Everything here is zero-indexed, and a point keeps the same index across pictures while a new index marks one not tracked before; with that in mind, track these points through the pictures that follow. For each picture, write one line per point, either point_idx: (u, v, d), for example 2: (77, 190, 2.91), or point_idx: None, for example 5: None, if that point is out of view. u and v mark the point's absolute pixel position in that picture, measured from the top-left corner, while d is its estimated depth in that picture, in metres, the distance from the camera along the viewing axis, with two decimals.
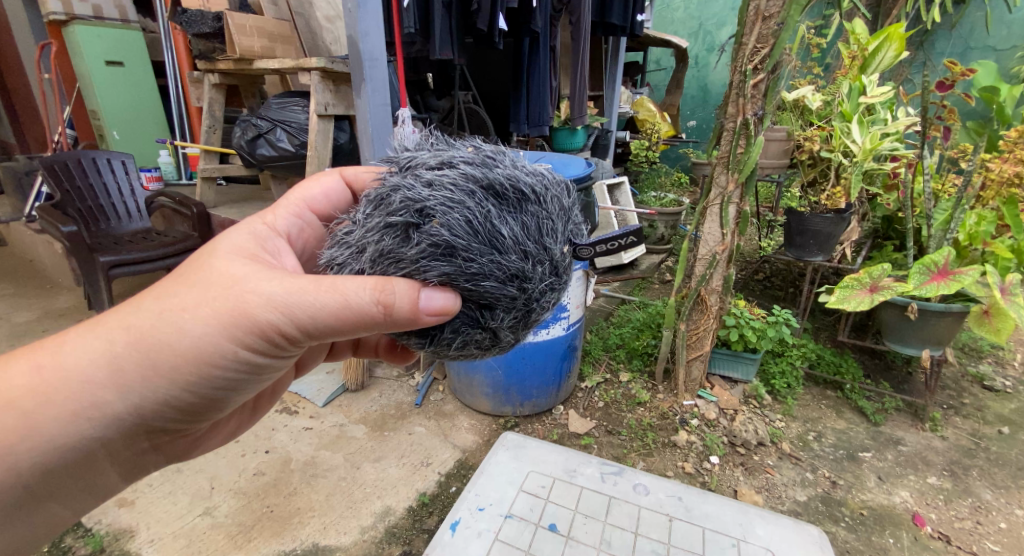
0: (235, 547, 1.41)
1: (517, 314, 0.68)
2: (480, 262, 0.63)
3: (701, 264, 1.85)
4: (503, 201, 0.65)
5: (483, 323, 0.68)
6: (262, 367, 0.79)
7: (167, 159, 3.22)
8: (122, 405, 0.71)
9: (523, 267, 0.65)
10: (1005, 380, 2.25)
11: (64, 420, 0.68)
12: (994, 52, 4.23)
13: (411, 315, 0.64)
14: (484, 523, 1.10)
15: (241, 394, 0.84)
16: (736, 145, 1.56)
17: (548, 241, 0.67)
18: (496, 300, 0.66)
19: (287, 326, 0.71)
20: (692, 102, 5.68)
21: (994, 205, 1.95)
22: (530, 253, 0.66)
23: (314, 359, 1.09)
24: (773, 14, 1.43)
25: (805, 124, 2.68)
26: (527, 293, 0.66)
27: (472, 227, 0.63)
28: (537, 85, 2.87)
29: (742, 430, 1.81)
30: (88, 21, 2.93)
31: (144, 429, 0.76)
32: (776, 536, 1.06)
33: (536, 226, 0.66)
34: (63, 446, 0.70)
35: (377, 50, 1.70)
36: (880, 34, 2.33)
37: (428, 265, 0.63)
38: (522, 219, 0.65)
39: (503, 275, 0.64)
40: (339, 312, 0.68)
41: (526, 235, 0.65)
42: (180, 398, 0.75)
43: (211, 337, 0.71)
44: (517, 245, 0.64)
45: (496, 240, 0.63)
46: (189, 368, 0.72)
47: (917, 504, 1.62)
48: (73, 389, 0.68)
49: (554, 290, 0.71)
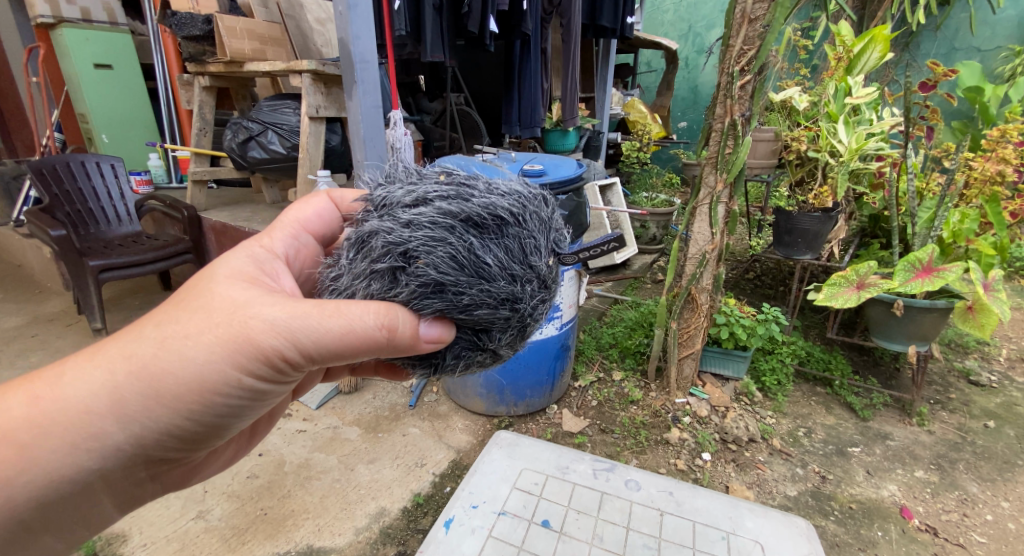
0: (228, 551, 1.41)
1: (513, 332, 0.70)
2: (470, 294, 0.65)
3: (690, 264, 1.87)
4: (481, 230, 0.65)
5: (480, 343, 0.71)
6: (265, 391, 0.80)
7: (157, 162, 3.20)
8: (121, 434, 0.71)
9: (513, 290, 0.66)
10: (991, 374, 2.29)
11: (63, 451, 0.68)
12: (978, 53, 4.30)
13: (414, 342, 0.66)
14: (477, 521, 1.10)
15: (245, 418, 0.84)
16: (725, 145, 1.58)
17: (532, 259, 0.68)
18: (491, 324, 0.68)
19: (290, 351, 0.71)
20: (682, 104, 5.73)
21: (977, 203, 1.98)
22: (518, 274, 0.67)
23: (310, 380, 1.06)
24: (759, 16, 1.45)
25: (793, 124, 2.71)
26: (520, 312, 0.68)
27: (457, 262, 0.64)
28: (529, 87, 2.89)
29: (734, 427, 1.84)
30: (77, 24, 2.92)
31: (144, 458, 0.76)
32: (766, 529, 1.08)
33: (519, 248, 0.67)
34: (59, 478, 0.69)
35: (368, 52, 1.71)
36: (865, 36, 2.36)
37: (420, 303, 0.65)
38: (503, 244, 0.66)
39: (495, 302, 0.66)
40: (342, 337, 0.68)
41: (511, 258, 0.66)
42: (183, 427, 0.75)
43: (215, 363, 0.71)
44: (503, 270, 0.65)
45: (481, 271, 0.64)
46: (191, 396, 0.72)
47: (904, 497, 1.64)
48: (72, 420, 0.68)
49: (546, 301, 0.73)
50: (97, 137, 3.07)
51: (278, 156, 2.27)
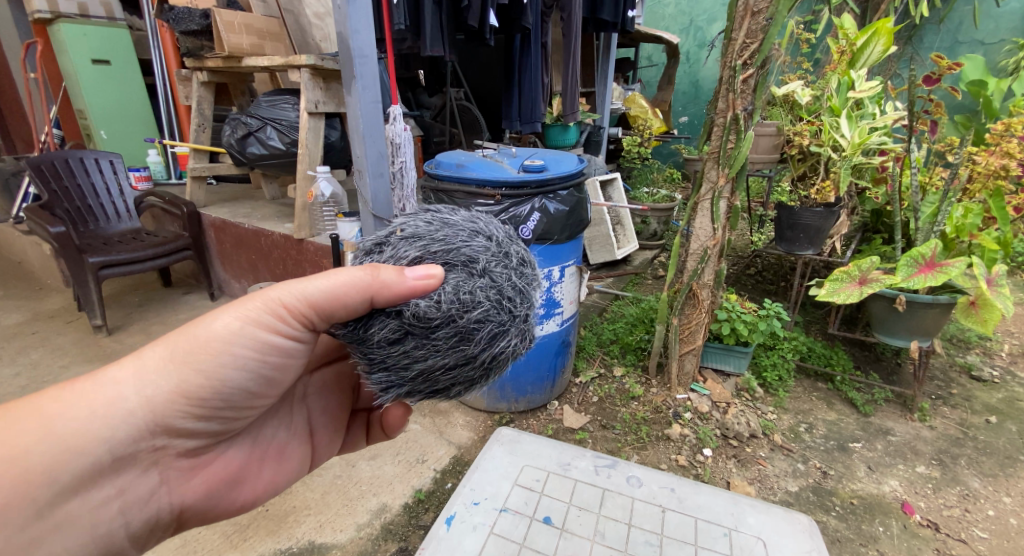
0: (230, 547, 1.41)
1: (501, 261, 0.70)
2: (442, 234, 0.71)
3: (693, 259, 1.84)
4: (439, 209, 0.78)
5: (474, 272, 0.67)
6: (284, 359, 0.79)
7: (156, 158, 3.19)
8: (136, 398, 0.71)
9: (478, 226, 0.73)
10: (992, 369, 2.29)
11: (82, 416, 0.68)
12: (982, 46, 4.27)
13: (399, 278, 0.65)
14: (479, 517, 1.10)
15: (261, 396, 0.82)
16: (727, 140, 1.57)
17: (487, 215, 0.77)
18: (474, 253, 0.69)
19: (297, 303, 0.74)
20: (684, 98, 5.71)
21: (981, 198, 1.96)
22: (480, 221, 0.75)
23: (329, 447, 1.04)
24: (762, 10, 1.43)
25: (794, 119, 2.66)
26: (494, 241, 0.71)
27: (426, 221, 0.74)
28: (529, 82, 2.87)
29: (735, 423, 1.83)
30: (74, 19, 2.89)
31: (158, 430, 0.73)
32: (767, 526, 1.07)
33: (477, 212, 0.78)
34: (75, 448, 0.67)
35: (366, 46, 1.69)
36: (868, 30, 2.34)
37: (405, 254, 0.69)
38: (463, 209, 0.77)
39: (466, 234, 0.71)
40: (332, 289, 0.68)
41: (471, 215, 0.76)
42: (198, 391, 0.74)
43: (231, 323, 0.74)
44: (466, 218, 0.74)
45: (446, 222, 0.73)
46: (206, 350, 0.73)
47: (906, 492, 1.64)
48: (93, 389, 0.69)
49: (522, 248, 0.75)
50: (96, 133, 3.06)
51: (278, 152, 2.26)
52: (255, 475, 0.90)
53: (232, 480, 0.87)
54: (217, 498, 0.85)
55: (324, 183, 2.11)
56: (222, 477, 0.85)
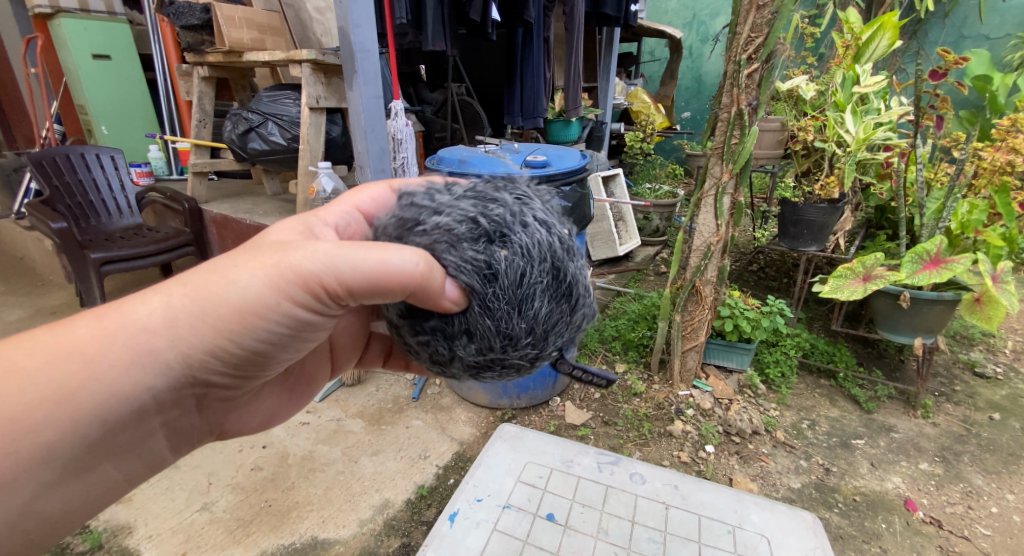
0: (234, 542, 1.41)
1: (479, 364, 0.66)
2: (506, 300, 0.62)
3: (695, 256, 1.84)
4: (557, 283, 0.65)
5: (459, 335, 0.65)
6: (315, 327, 0.75)
7: (157, 154, 3.14)
8: (172, 351, 0.66)
9: (520, 337, 0.64)
10: (996, 366, 2.29)
11: (120, 367, 0.64)
12: (987, 41, 4.24)
13: (434, 289, 0.62)
14: (482, 514, 1.10)
15: (291, 355, 0.79)
16: (731, 135, 1.55)
17: (554, 336, 0.66)
18: (480, 337, 0.64)
19: (334, 282, 0.67)
20: (687, 93, 5.68)
21: (987, 193, 1.92)
22: (535, 337, 0.64)
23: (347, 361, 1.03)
24: (768, 3, 1.41)
25: (798, 114, 2.64)
26: (503, 356, 0.65)
27: (520, 279, 0.63)
28: (531, 77, 2.85)
29: (737, 419, 1.82)
30: (75, 14, 2.89)
31: (194, 381, 0.71)
32: (772, 523, 1.07)
33: (557, 323, 0.66)
34: (118, 395, 0.65)
35: (368, 41, 1.68)
36: (873, 25, 2.31)
37: (466, 274, 0.62)
38: (554, 307, 0.65)
39: (500, 329, 0.63)
40: (375, 276, 0.64)
41: (544, 322, 0.64)
42: (230, 353, 0.71)
43: (264, 294, 0.67)
44: (532, 322, 0.64)
45: (528, 296, 0.63)
46: (236, 318, 0.67)
47: (909, 489, 1.64)
48: (127, 336, 0.64)
49: (518, 373, 0.69)
50: (97, 129, 3.06)
51: (279, 148, 2.25)
52: (284, 401, 0.95)
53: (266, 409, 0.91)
54: (253, 418, 0.91)
55: (324, 179, 2.02)
56: (256, 402, 0.90)
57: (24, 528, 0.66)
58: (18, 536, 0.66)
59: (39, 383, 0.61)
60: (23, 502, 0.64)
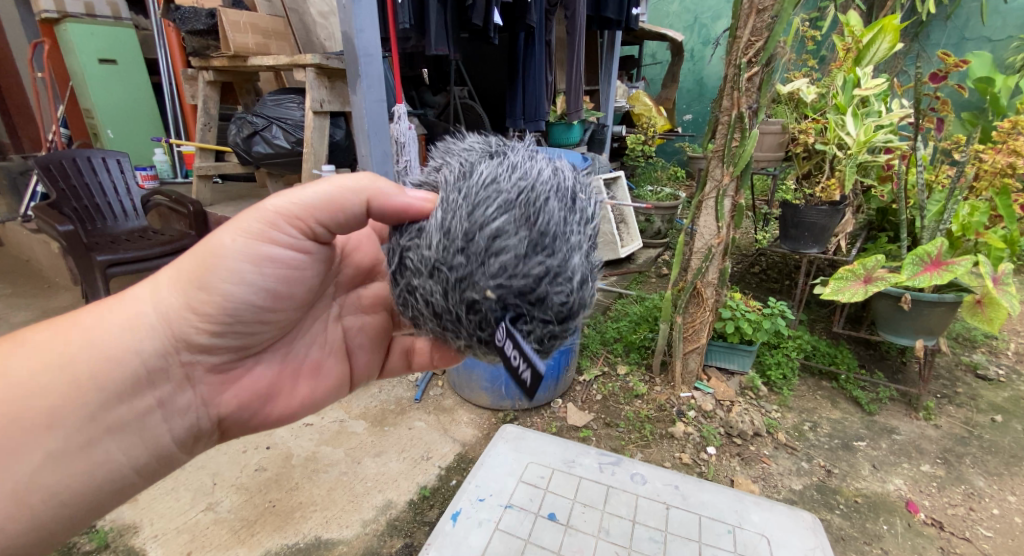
0: (239, 542, 1.42)
1: (416, 262, 0.64)
2: (468, 198, 0.62)
3: (696, 258, 1.85)
4: (524, 205, 0.61)
5: (413, 228, 0.66)
6: (292, 271, 0.80)
7: (162, 157, 3.20)
8: (154, 313, 0.75)
9: (456, 239, 0.61)
10: (998, 368, 2.28)
11: (113, 332, 0.72)
12: (989, 43, 4.24)
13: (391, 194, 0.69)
14: (484, 513, 1.11)
15: (273, 312, 0.82)
16: (731, 139, 1.56)
17: (491, 261, 0.59)
18: (429, 228, 0.64)
19: (292, 211, 0.75)
20: (688, 95, 5.71)
21: (987, 196, 1.92)
22: (471, 246, 0.60)
23: (367, 362, 1.03)
24: (768, 7, 1.42)
25: (799, 117, 2.61)
26: (435, 258, 0.62)
27: (486, 185, 0.62)
28: (533, 81, 2.87)
29: (739, 421, 1.82)
30: (80, 19, 2.91)
31: (182, 346, 0.77)
32: (771, 522, 1.08)
33: (500, 243, 0.59)
34: (112, 359, 0.72)
35: (371, 46, 1.69)
36: (874, 27, 2.30)
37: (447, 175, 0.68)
38: (508, 222, 0.59)
39: (445, 221, 0.62)
40: (331, 196, 0.73)
41: (486, 235, 0.59)
42: (207, 306, 0.76)
43: (235, 239, 0.75)
44: (475, 227, 0.60)
45: (486, 202, 0.61)
46: (203, 263, 0.76)
47: (910, 491, 1.64)
48: (119, 305, 0.74)
49: (447, 301, 0.62)
50: (102, 133, 3.09)
51: (282, 151, 2.28)
52: (288, 394, 0.93)
53: (266, 396, 0.90)
54: (253, 410, 0.89)
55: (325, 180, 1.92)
56: (257, 392, 0.89)
57: (30, 507, 0.68)
58: (25, 517, 0.68)
59: (39, 352, 0.69)
60: (27, 475, 0.67)
